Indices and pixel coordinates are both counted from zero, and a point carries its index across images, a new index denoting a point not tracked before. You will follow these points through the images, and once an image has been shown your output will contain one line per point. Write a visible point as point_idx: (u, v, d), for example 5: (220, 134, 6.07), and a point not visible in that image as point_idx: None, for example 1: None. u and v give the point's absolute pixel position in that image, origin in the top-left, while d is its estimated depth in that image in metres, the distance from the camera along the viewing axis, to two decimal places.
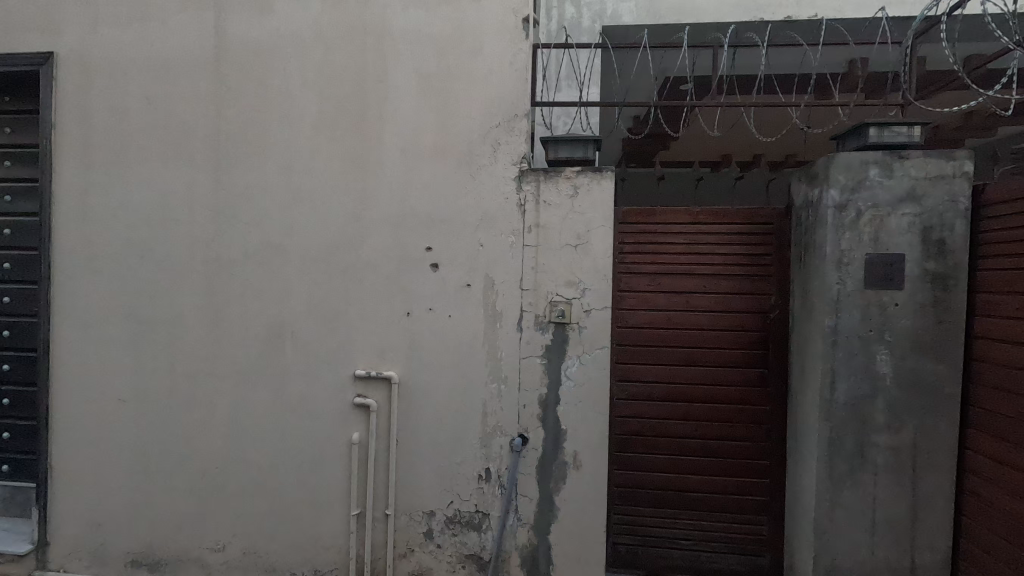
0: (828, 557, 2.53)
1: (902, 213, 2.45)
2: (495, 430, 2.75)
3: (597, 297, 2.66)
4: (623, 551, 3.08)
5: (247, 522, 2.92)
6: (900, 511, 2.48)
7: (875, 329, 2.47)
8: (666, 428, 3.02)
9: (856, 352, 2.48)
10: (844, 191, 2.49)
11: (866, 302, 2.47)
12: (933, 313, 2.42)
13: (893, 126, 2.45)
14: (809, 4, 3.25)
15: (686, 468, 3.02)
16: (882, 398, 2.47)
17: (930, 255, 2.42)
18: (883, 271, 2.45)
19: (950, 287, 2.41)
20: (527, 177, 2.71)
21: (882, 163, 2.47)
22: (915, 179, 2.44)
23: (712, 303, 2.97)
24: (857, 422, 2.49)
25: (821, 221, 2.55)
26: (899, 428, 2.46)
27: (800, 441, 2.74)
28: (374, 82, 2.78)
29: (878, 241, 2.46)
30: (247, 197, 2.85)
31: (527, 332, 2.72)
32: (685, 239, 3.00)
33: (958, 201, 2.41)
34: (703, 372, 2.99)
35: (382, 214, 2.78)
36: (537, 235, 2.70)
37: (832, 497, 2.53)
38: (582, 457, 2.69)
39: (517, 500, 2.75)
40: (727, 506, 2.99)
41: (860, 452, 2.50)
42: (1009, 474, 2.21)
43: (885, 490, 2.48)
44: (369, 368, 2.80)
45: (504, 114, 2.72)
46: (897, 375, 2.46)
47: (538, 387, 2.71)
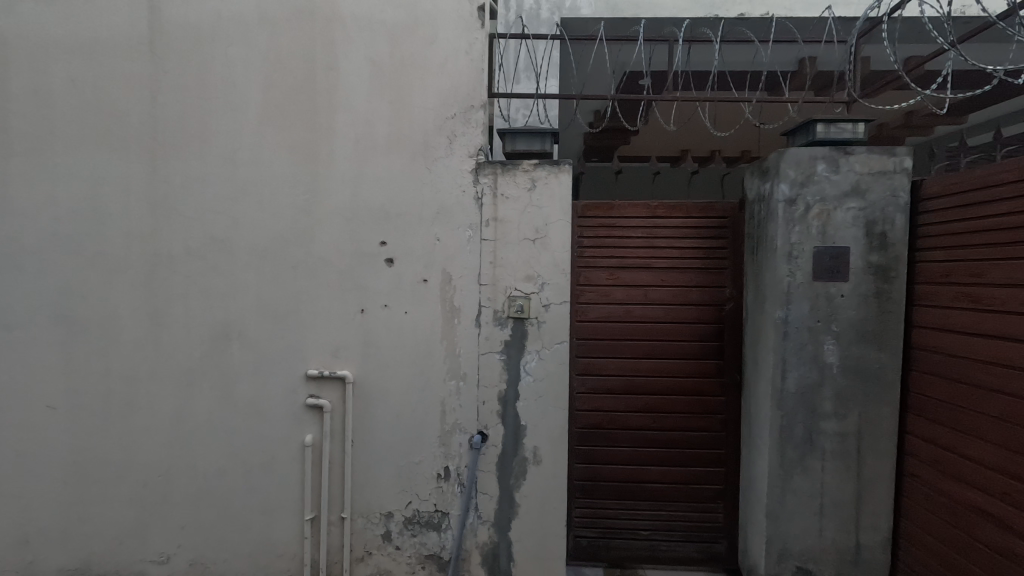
0: (779, 540, 2.62)
1: (848, 207, 2.53)
2: (454, 428, 2.70)
3: (556, 291, 2.65)
4: (585, 544, 3.09)
5: (195, 530, 2.77)
6: (846, 495, 2.57)
7: (823, 320, 2.54)
8: (626, 420, 3.05)
9: (805, 342, 2.56)
10: (793, 185, 2.55)
11: (814, 294, 2.54)
12: (876, 303, 2.51)
13: (838, 122, 2.52)
14: (762, 1, 3.20)
15: (646, 459, 3.05)
16: (829, 386, 2.55)
17: (873, 247, 2.51)
18: (831, 264, 2.52)
19: (891, 278, 2.51)
20: (484, 170, 2.66)
21: (829, 158, 2.54)
22: (860, 174, 2.52)
23: (670, 297, 3.00)
24: (807, 411, 2.57)
25: (772, 215, 2.61)
26: (845, 415, 2.55)
27: (753, 429, 2.80)
28: (323, 69, 2.66)
29: (826, 234, 2.54)
30: (187, 190, 2.69)
31: (485, 328, 2.68)
32: (643, 233, 3.02)
33: (899, 196, 2.51)
34: (662, 364, 3.03)
35: (335, 206, 2.67)
36: (495, 229, 2.66)
37: (783, 483, 2.60)
38: (542, 452, 2.68)
39: (476, 498, 2.71)
40: (685, 496, 3.04)
41: (809, 439, 2.57)
42: (945, 457, 2.31)
43: (832, 476, 2.57)
44: (322, 367, 2.70)
45: (460, 105, 2.66)
46: (843, 364, 2.54)
47: (497, 383, 2.68)
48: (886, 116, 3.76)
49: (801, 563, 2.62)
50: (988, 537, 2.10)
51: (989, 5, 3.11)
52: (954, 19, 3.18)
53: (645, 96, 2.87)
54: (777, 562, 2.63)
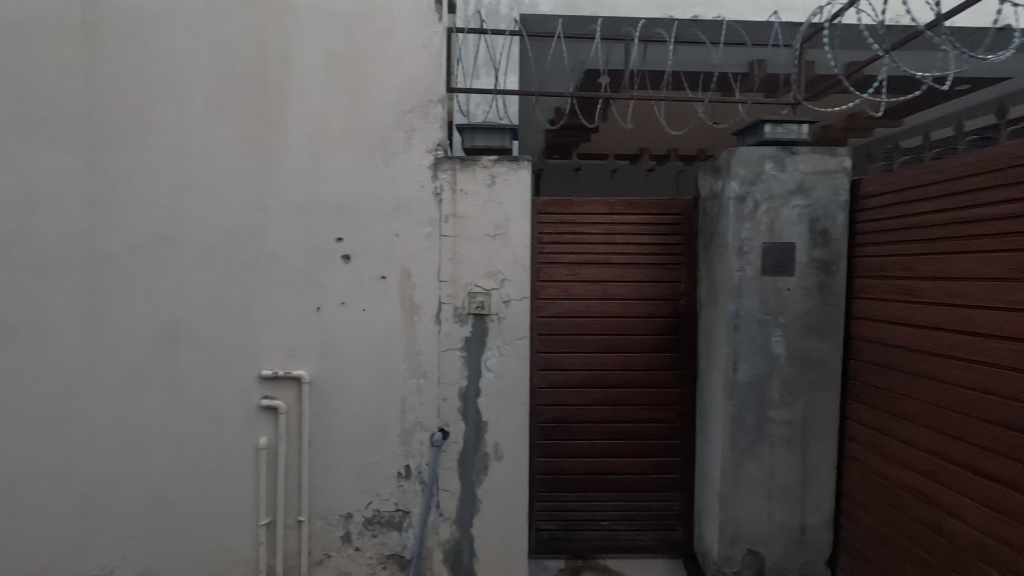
0: (732, 524, 2.73)
1: (793, 204, 2.64)
2: (415, 426, 2.68)
3: (516, 287, 2.65)
4: (547, 537, 3.13)
5: (142, 540, 2.65)
6: (793, 479, 2.70)
7: (771, 312, 2.65)
8: (587, 414, 3.10)
9: (755, 334, 2.66)
10: (743, 183, 2.65)
11: (763, 288, 2.65)
12: (819, 296, 2.64)
13: (785, 123, 2.64)
14: (715, 4, 3.19)
15: (607, 451, 3.11)
16: (777, 376, 2.67)
17: (816, 243, 2.64)
18: (778, 259, 2.64)
19: (833, 272, 2.64)
20: (443, 166, 2.63)
21: (777, 157, 2.64)
22: (804, 173, 2.64)
23: (628, 292, 3.07)
24: (757, 400, 2.68)
25: (724, 212, 2.71)
26: (792, 403, 2.68)
27: (707, 419, 2.90)
28: (275, 59, 2.57)
29: (774, 230, 2.65)
30: (128, 183, 2.54)
31: (446, 325, 2.66)
32: (602, 230, 3.07)
33: (840, 194, 2.64)
34: (621, 358, 3.09)
35: (288, 201, 2.59)
36: (454, 225, 2.64)
37: (735, 470, 2.70)
38: (503, 447, 2.69)
39: (438, 496, 2.70)
40: (644, 485, 3.12)
41: (759, 427, 2.69)
42: (882, 440, 2.46)
43: (780, 461, 2.69)
44: (277, 368, 2.62)
45: (418, 99, 2.62)
46: (790, 355, 2.66)
47: (458, 379, 2.67)
48: (829, 118, 3.96)
49: (752, 546, 2.73)
50: (919, 513, 2.24)
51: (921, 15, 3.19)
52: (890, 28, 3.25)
53: (603, 94, 2.89)
54: (730, 545, 2.74)
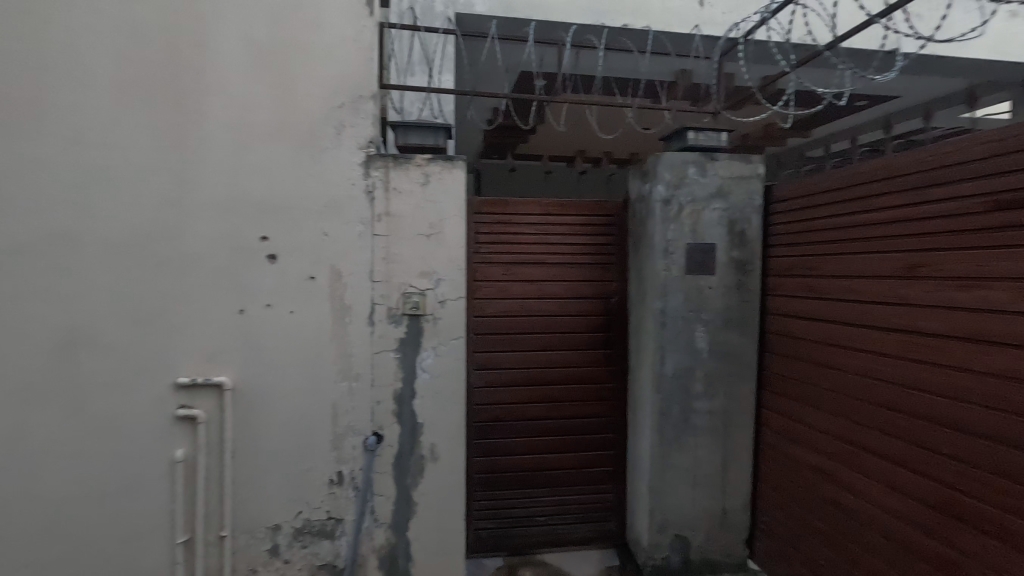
0: (661, 512, 2.85)
1: (713, 207, 2.81)
2: (347, 430, 2.60)
3: (451, 287, 2.64)
4: (485, 536, 3.13)
5: (37, 569, 2.40)
6: (715, 466, 2.87)
7: (694, 309, 2.80)
8: (523, 412, 3.13)
9: (680, 330, 2.80)
10: (669, 186, 2.78)
11: (687, 286, 2.79)
12: (737, 294, 2.83)
13: (706, 130, 2.81)
14: (643, 14, 3.24)
15: (543, 447, 3.17)
16: (701, 369, 2.82)
17: (734, 244, 2.82)
18: (700, 259, 2.79)
19: (749, 271, 2.83)
20: (376, 163, 2.57)
21: (699, 163, 2.80)
22: (723, 178, 2.81)
23: (563, 291, 3.14)
24: (683, 393, 2.82)
25: (651, 214, 2.83)
26: (713, 394, 2.84)
27: (638, 412, 3.02)
28: (191, 45, 2.40)
29: (696, 231, 2.80)
30: (17, 174, 2.29)
31: (379, 326, 2.60)
32: (537, 230, 3.11)
33: (755, 198, 2.84)
34: (556, 356, 3.15)
35: (207, 197, 2.43)
36: (387, 224, 2.59)
37: (663, 460, 2.83)
38: (439, 448, 2.67)
39: (372, 501, 2.63)
40: (579, 479, 3.20)
41: (684, 418, 2.83)
42: (792, 426, 2.65)
43: (703, 450, 2.85)
44: (195, 375, 2.46)
45: (348, 95, 2.54)
46: (711, 349, 2.82)
47: (393, 381, 2.62)
48: (746, 127, 4.24)
49: (679, 531, 2.87)
50: (823, 491, 2.43)
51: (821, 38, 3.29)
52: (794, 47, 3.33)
53: (537, 97, 2.90)
54: (659, 533, 2.86)
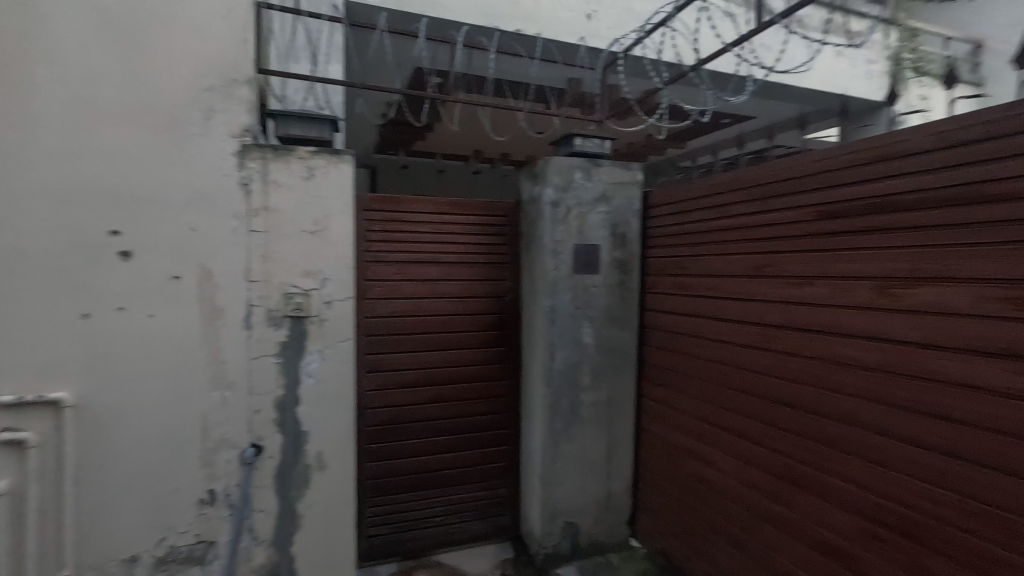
0: (551, 502, 2.97)
1: (597, 211, 2.98)
2: (219, 444, 2.38)
3: (338, 286, 2.53)
4: (378, 542, 3.05)
5: None
6: (600, 453, 3.05)
7: (581, 307, 2.96)
8: (417, 413, 3.09)
9: (568, 327, 2.94)
10: (557, 190, 2.91)
11: (574, 285, 2.94)
12: (619, 292, 3.03)
13: (590, 137, 2.98)
14: (535, 20, 3.31)
15: (438, 447, 3.15)
16: (587, 364, 2.99)
17: (616, 245, 3.02)
18: (586, 259, 2.95)
19: (629, 271, 3.05)
20: (252, 154, 2.38)
21: (584, 168, 2.96)
22: (606, 183, 3.00)
23: (457, 290, 3.14)
24: (571, 386, 2.96)
25: (541, 215, 2.94)
26: (598, 386, 3.02)
27: (530, 407, 3.12)
28: (14, 4, 2.04)
29: (582, 233, 2.95)
30: None
31: (257, 329, 2.41)
32: (431, 229, 3.08)
33: (633, 203, 3.06)
34: (450, 355, 3.15)
35: (37, 183, 2.08)
36: (265, 220, 2.41)
37: (553, 452, 2.95)
38: (327, 456, 2.54)
39: (250, 518, 2.44)
40: (474, 476, 3.23)
41: (572, 410, 2.98)
42: (666, 412, 2.88)
43: (590, 439, 3.02)
44: (22, 391, 2.10)
45: (218, 77, 2.33)
46: (596, 344, 3.00)
47: (274, 388, 2.45)
48: (627, 136, 4.57)
49: (568, 518, 3.01)
50: (690, 469, 2.67)
51: (683, 57, 3.51)
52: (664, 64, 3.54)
53: (430, 94, 2.83)
54: (550, 521, 2.98)
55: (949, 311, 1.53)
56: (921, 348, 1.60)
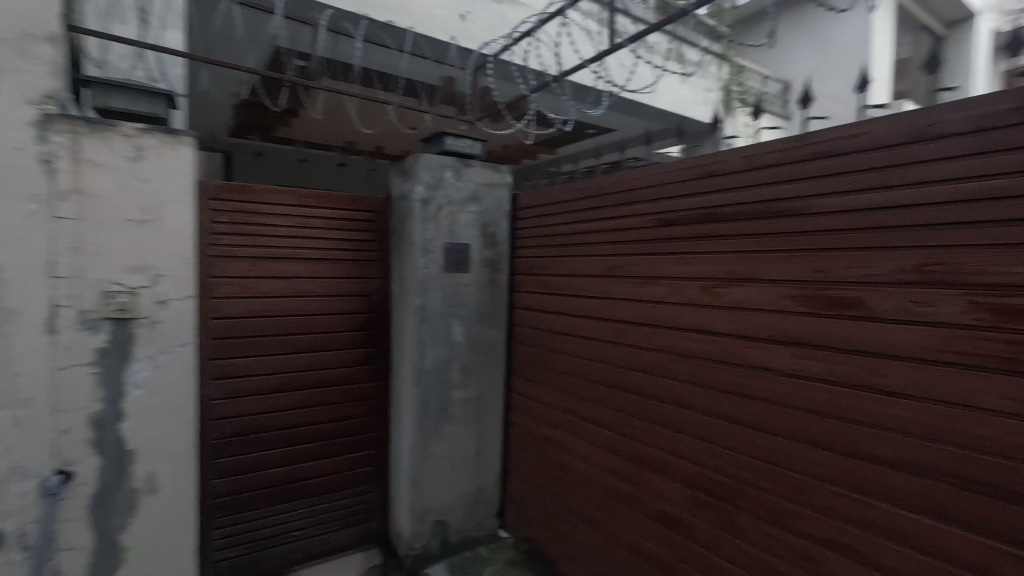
0: (420, 502, 2.95)
1: (468, 210, 3.02)
2: (8, 475, 1.93)
3: (174, 283, 2.27)
4: (225, 566, 2.76)
5: None
6: (470, 450, 3.10)
7: (451, 306, 2.97)
8: (273, 421, 2.86)
9: (438, 326, 2.94)
10: (427, 187, 2.89)
11: (444, 284, 2.94)
12: (488, 290, 3.10)
13: (460, 136, 3.02)
14: (407, 14, 3.18)
15: (298, 457, 2.94)
16: (457, 362, 3.01)
17: (485, 245, 3.09)
18: (456, 258, 2.97)
19: (498, 270, 3.14)
20: (57, 125, 1.97)
21: (454, 167, 2.98)
22: (476, 184, 3.05)
23: (320, 288, 2.97)
24: (440, 385, 2.96)
25: (410, 212, 2.89)
26: (468, 384, 3.06)
27: (399, 408, 3.06)
28: None
29: (452, 232, 2.97)
30: None
31: (65, 335, 2.02)
32: (290, 222, 2.86)
33: (502, 204, 3.15)
34: (312, 357, 2.96)
35: None
36: (76, 205, 2.03)
37: (422, 452, 2.93)
38: (161, 475, 2.26)
39: (55, 559, 2.06)
40: (339, 484, 3.08)
41: (442, 409, 2.98)
42: (532, 405, 3.01)
43: (459, 436, 3.05)
44: None
45: (9, 27, 1.86)
46: (466, 342, 3.03)
47: (89, 403, 2.09)
48: (498, 139, 4.70)
49: (438, 517, 3.01)
50: (553, 458, 2.82)
51: (545, 66, 3.68)
52: (530, 70, 3.68)
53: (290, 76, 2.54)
54: (418, 522, 2.95)
55: (753, 307, 1.81)
56: (734, 338, 1.87)
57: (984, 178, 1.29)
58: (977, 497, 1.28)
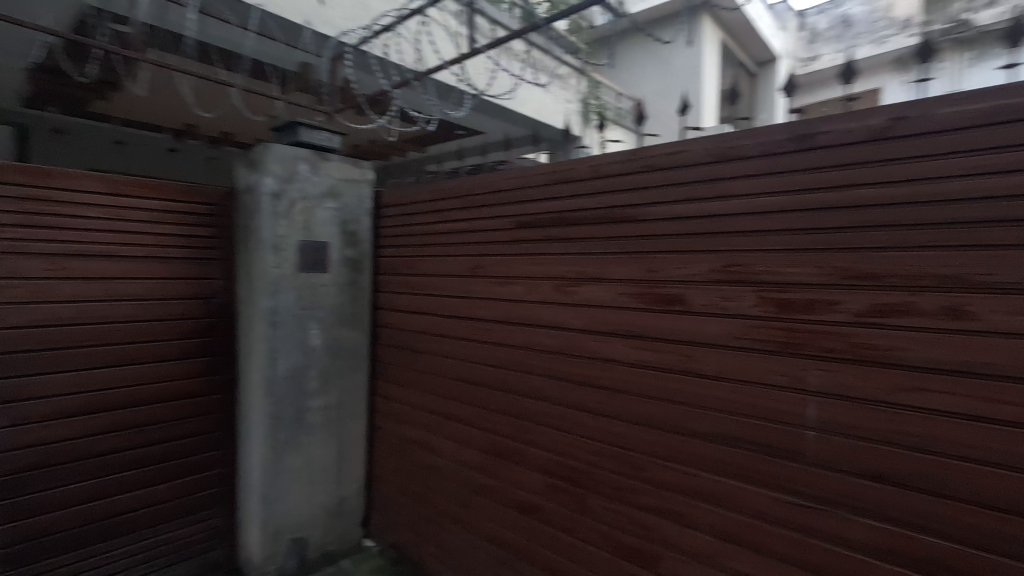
0: (273, 521, 2.72)
1: (325, 206, 2.85)
2: None
3: None
4: None
5: None
6: (331, 459, 2.93)
7: (307, 307, 2.79)
8: (83, 448, 2.42)
9: (292, 329, 2.73)
10: (278, 180, 2.68)
11: (299, 285, 2.75)
12: (349, 291, 2.97)
13: (316, 129, 2.86)
14: None
15: (118, 486, 2.53)
16: (314, 367, 2.83)
17: (346, 243, 2.95)
18: (312, 256, 2.80)
19: (359, 270, 3.02)
20: None
21: (310, 160, 2.80)
22: (335, 179, 2.90)
23: (145, 291, 2.58)
24: (295, 393, 2.77)
25: (258, 206, 2.66)
26: (328, 390, 2.89)
27: (247, 420, 2.79)
28: None
29: (308, 229, 2.79)
30: None
31: None
32: (104, 214, 2.45)
33: (364, 202, 3.03)
34: (136, 370, 2.57)
35: None
36: None
37: (275, 465, 2.71)
38: None
39: None
40: (174, 513, 2.70)
41: (297, 418, 2.78)
42: (397, 408, 2.94)
43: (318, 446, 2.87)
44: None
45: None
46: (325, 346, 2.87)
47: None
48: (361, 134, 4.52)
49: (294, 534, 2.81)
50: (419, 459, 2.79)
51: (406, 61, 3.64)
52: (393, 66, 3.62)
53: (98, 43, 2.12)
54: (271, 542, 2.72)
55: (598, 304, 1.98)
56: (583, 333, 2.03)
57: (768, 195, 1.56)
58: (765, 458, 1.54)
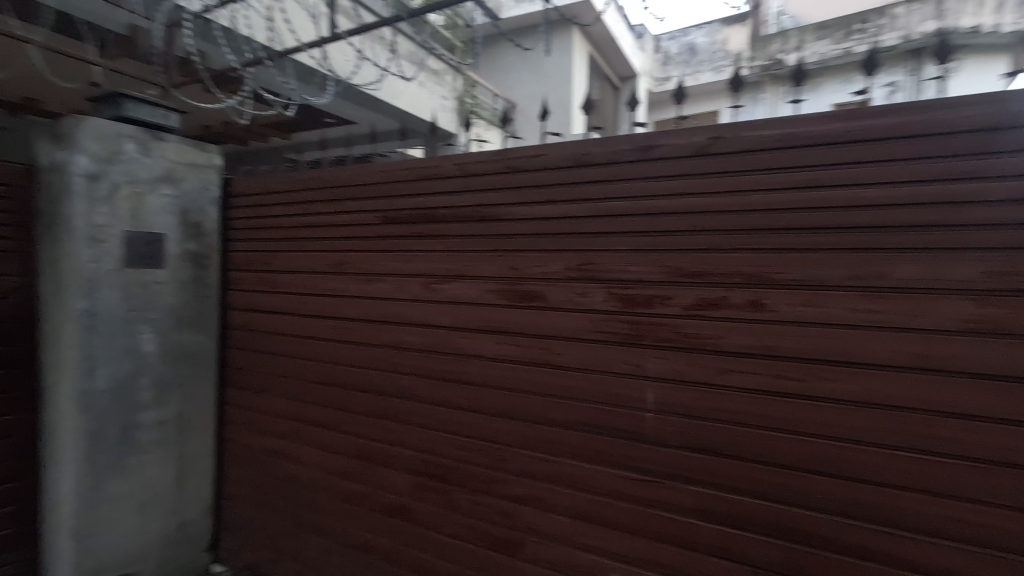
0: (91, 559, 2.32)
1: (160, 192, 2.50)
2: None
3: None
4: None
5: None
6: (169, 480, 2.58)
7: (137, 309, 2.42)
8: None
9: (116, 334, 2.35)
10: (96, 160, 2.28)
11: (125, 282, 2.38)
12: (191, 289, 2.64)
13: (147, 104, 2.46)
14: None
15: None
16: (147, 377, 2.47)
17: (187, 236, 2.63)
18: (143, 250, 2.44)
19: (204, 265, 2.71)
20: None
21: (139, 139, 2.43)
22: (172, 162, 2.55)
23: None
24: (121, 407, 2.39)
25: (68, 189, 2.24)
26: (164, 402, 2.54)
27: (54, 444, 2.34)
28: None
29: (137, 218, 2.42)
30: None
31: None
32: None
33: (210, 189, 2.72)
34: None
35: None
36: None
37: (93, 494, 2.31)
38: None
39: None
40: None
41: (124, 437, 2.40)
42: (251, 417, 2.69)
43: (152, 466, 2.51)
44: None
45: None
46: (160, 351, 2.52)
47: None
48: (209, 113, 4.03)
49: (121, 571, 2.42)
50: (277, 471, 2.57)
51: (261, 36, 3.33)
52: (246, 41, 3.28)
53: None
54: None
55: (464, 301, 2.00)
56: (450, 330, 2.03)
57: (615, 200, 1.71)
58: (613, 440, 1.69)
